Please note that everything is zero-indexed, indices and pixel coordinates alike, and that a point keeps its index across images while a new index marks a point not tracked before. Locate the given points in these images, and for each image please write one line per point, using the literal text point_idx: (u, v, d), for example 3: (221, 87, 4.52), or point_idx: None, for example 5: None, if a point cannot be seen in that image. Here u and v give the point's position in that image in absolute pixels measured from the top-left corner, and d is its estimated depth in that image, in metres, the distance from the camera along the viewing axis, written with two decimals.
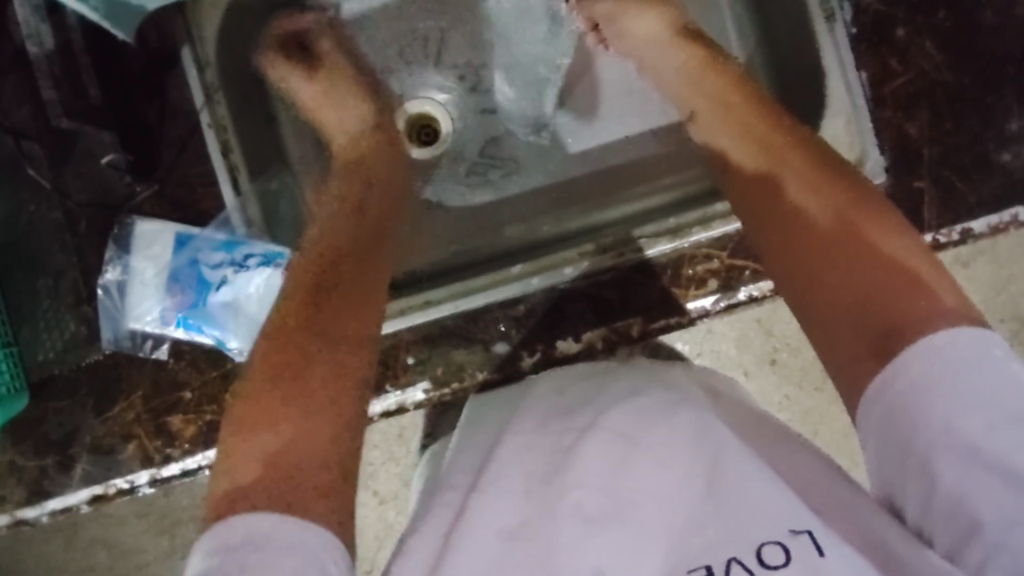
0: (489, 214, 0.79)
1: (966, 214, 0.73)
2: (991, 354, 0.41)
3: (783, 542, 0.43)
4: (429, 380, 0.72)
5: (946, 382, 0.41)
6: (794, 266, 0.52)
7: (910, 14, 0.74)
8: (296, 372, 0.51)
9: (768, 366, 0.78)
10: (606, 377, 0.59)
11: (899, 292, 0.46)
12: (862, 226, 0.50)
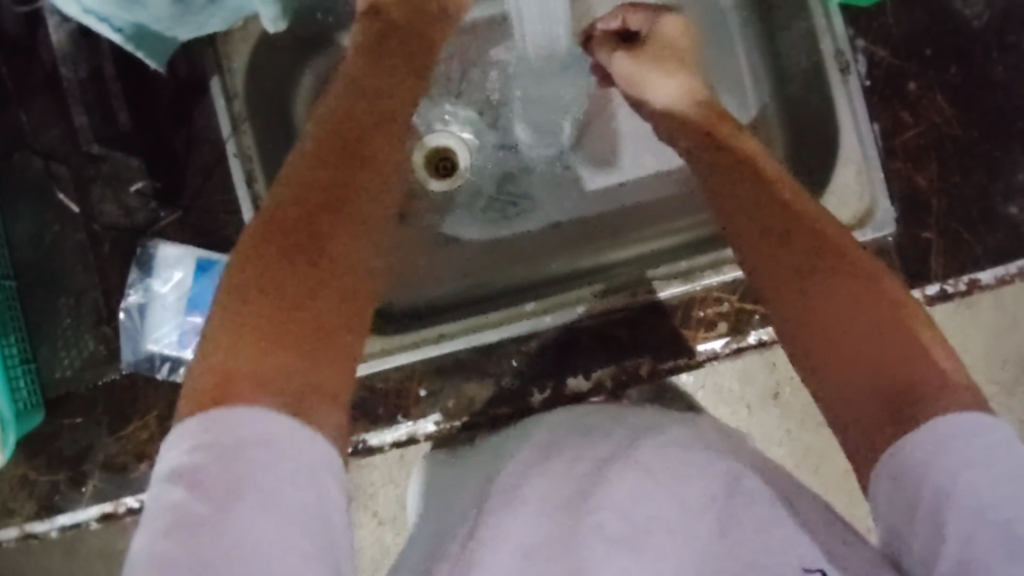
0: (503, 249, 0.81)
1: (973, 264, 0.75)
2: (989, 421, 0.44)
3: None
4: (440, 412, 0.73)
5: (949, 440, 0.43)
6: (813, 317, 0.54)
7: (922, 68, 0.76)
8: (264, 332, 0.48)
9: (772, 400, 0.78)
10: (618, 413, 0.62)
11: (919, 380, 0.48)
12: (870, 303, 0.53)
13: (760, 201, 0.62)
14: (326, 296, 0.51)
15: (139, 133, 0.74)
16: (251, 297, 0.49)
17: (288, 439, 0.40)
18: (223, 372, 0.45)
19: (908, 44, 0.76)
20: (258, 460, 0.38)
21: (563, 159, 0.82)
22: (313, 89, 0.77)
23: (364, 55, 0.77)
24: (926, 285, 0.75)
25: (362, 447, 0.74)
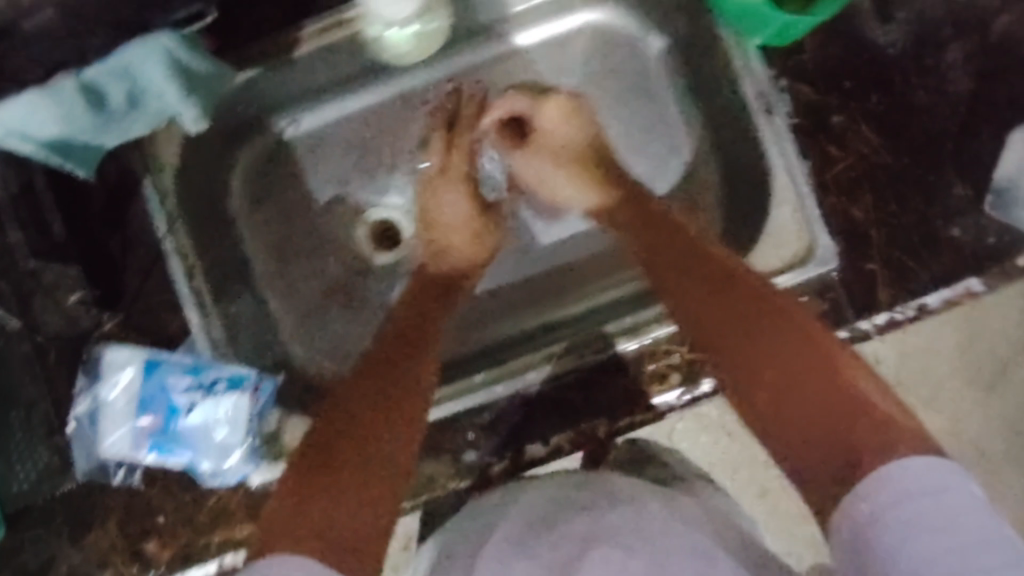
0: (450, 319, 0.83)
1: (920, 290, 0.75)
2: (949, 477, 0.46)
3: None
4: (403, 493, 0.73)
5: (906, 499, 0.45)
6: (752, 371, 0.58)
7: (844, 101, 0.77)
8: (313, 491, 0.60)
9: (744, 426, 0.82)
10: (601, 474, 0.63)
11: (873, 416, 0.51)
12: (796, 350, 0.57)
13: (701, 258, 0.66)
14: (349, 475, 0.61)
15: (75, 243, 0.73)
16: (314, 483, 0.60)
17: None
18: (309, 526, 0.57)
19: (828, 79, 0.77)
20: None
21: (515, 217, 0.86)
22: (252, 168, 0.82)
23: (298, 136, 0.83)
24: (875, 315, 0.74)
25: None
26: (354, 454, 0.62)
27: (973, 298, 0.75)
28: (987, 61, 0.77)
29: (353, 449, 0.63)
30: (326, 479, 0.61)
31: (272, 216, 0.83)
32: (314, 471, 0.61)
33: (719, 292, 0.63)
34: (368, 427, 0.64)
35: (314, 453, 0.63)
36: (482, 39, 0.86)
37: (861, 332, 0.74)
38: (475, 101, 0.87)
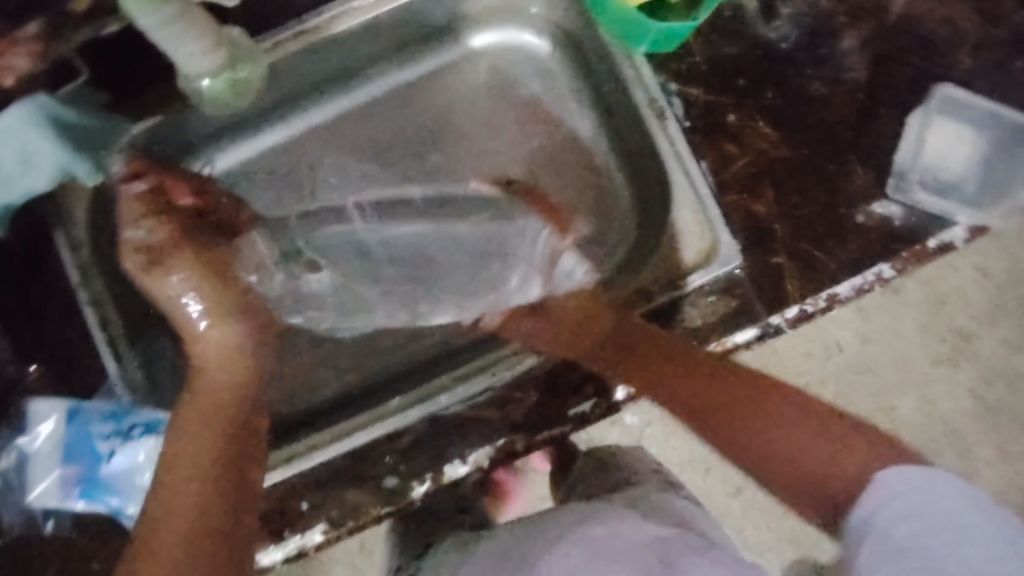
0: (367, 344, 0.83)
1: (830, 280, 0.73)
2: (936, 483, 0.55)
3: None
4: (326, 522, 0.73)
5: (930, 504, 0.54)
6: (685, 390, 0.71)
7: (738, 100, 0.77)
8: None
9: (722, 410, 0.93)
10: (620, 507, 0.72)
11: (836, 459, 0.63)
12: (756, 405, 0.69)
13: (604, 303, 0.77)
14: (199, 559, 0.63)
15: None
16: (162, 499, 0.64)
17: None
18: None
19: (719, 77, 0.77)
20: None
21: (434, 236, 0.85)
22: None
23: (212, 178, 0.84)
24: (787, 308, 0.73)
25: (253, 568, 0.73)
26: (210, 489, 0.66)
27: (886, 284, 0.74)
28: (875, 47, 0.79)
29: (189, 485, 0.65)
30: (159, 505, 0.64)
31: None
32: (158, 483, 0.65)
33: (686, 368, 0.71)
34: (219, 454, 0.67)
35: (168, 462, 0.66)
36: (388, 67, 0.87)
37: (774, 326, 0.73)
38: (390, 128, 0.88)
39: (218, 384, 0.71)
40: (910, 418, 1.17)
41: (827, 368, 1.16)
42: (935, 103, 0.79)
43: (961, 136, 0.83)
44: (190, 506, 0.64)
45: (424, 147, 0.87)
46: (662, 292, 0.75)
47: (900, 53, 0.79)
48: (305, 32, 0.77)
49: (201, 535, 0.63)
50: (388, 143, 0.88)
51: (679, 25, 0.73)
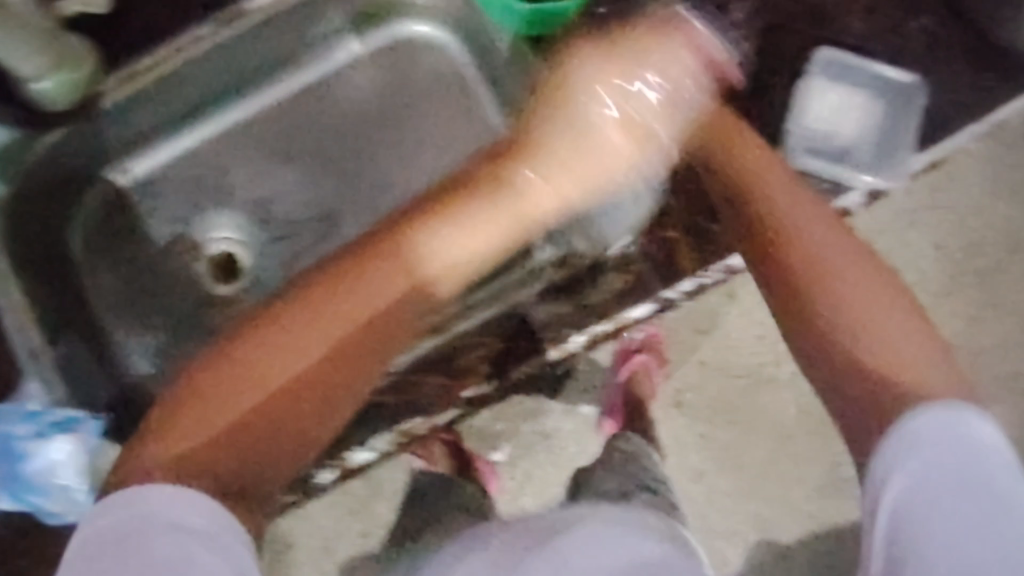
0: None
1: (719, 254, 0.78)
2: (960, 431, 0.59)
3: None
4: None
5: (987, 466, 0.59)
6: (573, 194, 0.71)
7: None
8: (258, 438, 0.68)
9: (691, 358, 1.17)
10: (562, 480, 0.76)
11: (911, 367, 0.64)
12: (895, 302, 0.68)
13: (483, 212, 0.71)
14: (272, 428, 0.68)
15: None
16: (193, 400, 0.67)
17: (171, 513, 0.61)
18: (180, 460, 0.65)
19: None
20: (164, 534, 0.59)
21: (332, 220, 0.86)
22: (93, 216, 0.83)
23: (133, 182, 0.84)
24: (679, 283, 0.79)
25: None
26: (295, 399, 0.68)
27: None
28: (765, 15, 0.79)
29: (257, 396, 0.68)
30: (253, 406, 0.67)
31: (112, 264, 0.84)
32: (187, 401, 0.68)
33: (790, 207, 0.72)
34: (296, 351, 0.69)
35: (264, 369, 0.68)
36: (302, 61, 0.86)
37: (665, 300, 0.80)
38: (296, 117, 0.87)
39: (348, 335, 0.69)
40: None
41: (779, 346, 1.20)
42: (814, 65, 0.79)
43: (851, 101, 0.82)
44: (243, 401, 0.67)
45: (342, 148, 0.87)
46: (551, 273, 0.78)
47: (791, 22, 0.79)
48: (201, 38, 0.77)
49: (291, 438, 0.69)
50: (298, 141, 0.87)
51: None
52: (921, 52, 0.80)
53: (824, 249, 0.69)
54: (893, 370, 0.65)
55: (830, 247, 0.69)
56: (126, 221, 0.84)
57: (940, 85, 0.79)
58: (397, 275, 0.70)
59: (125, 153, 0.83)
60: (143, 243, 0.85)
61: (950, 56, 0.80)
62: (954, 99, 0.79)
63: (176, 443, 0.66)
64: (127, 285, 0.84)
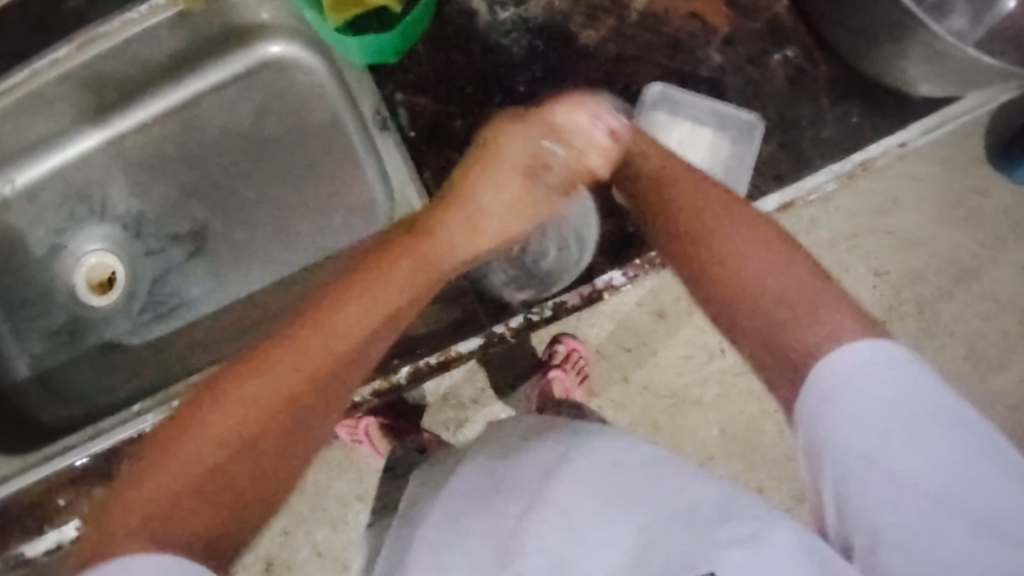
0: (160, 348, 0.87)
1: (557, 288, 0.78)
2: (879, 358, 0.48)
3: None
4: (79, 517, 0.81)
5: (871, 396, 0.47)
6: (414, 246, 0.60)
7: (467, 107, 0.79)
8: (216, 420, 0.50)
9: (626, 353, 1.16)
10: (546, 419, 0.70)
11: (845, 340, 0.50)
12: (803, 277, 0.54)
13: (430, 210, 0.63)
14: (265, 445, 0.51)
15: None
16: (168, 443, 0.50)
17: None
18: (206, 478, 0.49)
19: (447, 88, 0.79)
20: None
21: (202, 233, 0.88)
22: None
23: (16, 195, 0.88)
24: (509, 318, 0.77)
25: (19, 559, 0.81)
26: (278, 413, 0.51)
27: (614, 290, 0.78)
28: (619, 45, 0.80)
29: (238, 434, 0.50)
30: (215, 463, 0.49)
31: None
32: (183, 417, 0.51)
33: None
34: (317, 377, 0.52)
35: (234, 414, 0.50)
36: (181, 77, 0.88)
37: (498, 335, 0.78)
38: (175, 131, 0.89)
39: (297, 373, 0.52)
40: (793, 418, 1.17)
41: (707, 370, 1.17)
42: (647, 102, 0.79)
43: (694, 137, 0.81)
44: (205, 449, 0.49)
45: (213, 168, 0.88)
46: None
47: (644, 53, 0.80)
48: (60, 60, 0.79)
49: (211, 527, 0.49)
50: (169, 159, 0.89)
51: (373, 36, 0.74)
52: (781, 86, 0.80)
53: (772, 277, 0.54)
54: (808, 363, 0.50)
55: (736, 225, 0.57)
56: (4, 235, 0.88)
57: (799, 119, 0.80)
58: (468, 236, 0.63)
59: (10, 165, 0.87)
60: (25, 251, 0.88)
61: (810, 90, 0.80)
62: (815, 136, 0.80)
63: (159, 479, 0.48)
64: (8, 293, 0.87)
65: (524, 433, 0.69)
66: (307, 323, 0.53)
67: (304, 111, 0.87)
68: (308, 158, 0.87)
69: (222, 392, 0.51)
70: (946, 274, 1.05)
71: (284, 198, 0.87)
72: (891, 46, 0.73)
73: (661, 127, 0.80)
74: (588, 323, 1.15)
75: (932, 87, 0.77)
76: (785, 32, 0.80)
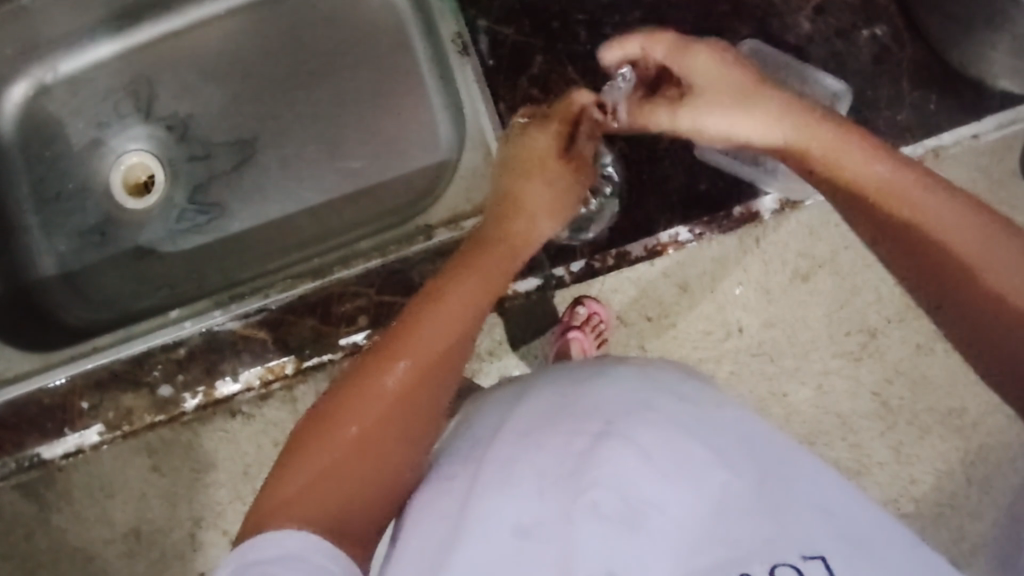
0: (196, 258, 0.83)
1: (621, 238, 0.77)
2: None
3: (796, 565, 0.44)
4: (103, 422, 0.79)
5: None
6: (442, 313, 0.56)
7: (549, 43, 0.77)
8: (331, 425, 0.50)
9: (646, 321, 1.05)
10: (593, 367, 0.63)
11: (982, 251, 0.47)
12: (975, 211, 0.49)
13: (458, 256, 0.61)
14: (390, 439, 0.51)
15: None
16: (303, 444, 0.50)
17: (292, 546, 0.44)
18: (301, 487, 0.47)
19: (532, 19, 0.77)
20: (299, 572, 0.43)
21: (248, 143, 0.84)
22: (20, 110, 0.85)
23: (58, 84, 0.85)
24: (570, 262, 0.77)
25: (37, 459, 0.80)
26: (390, 415, 0.52)
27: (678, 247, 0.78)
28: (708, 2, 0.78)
29: (377, 432, 0.51)
30: (338, 457, 0.49)
31: (30, 159, 0.85)
32: (311, 430, 0.50)
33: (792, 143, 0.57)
34: (399, 405, 0.52)
35: (382, 391, 0.52)
36: None
37: (556, 277, 0.79)
38: (229, 35, 0.86)
39: (398, 390, 0.52)
40: (803, 407, 1.05)
41: (723, 348, 1.05)
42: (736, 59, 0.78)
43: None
44: (331, 445, 0.49)
45: (268, 80, 0.85)
46: (445, 230, 0.73)
47: (732, 15, 0.79)
48: None
49: (365, 497, 0.49)
50: (225, 65, 0.85)
51: None
52: (866, 63, 0.78)
53: (875, 172, 0.52)
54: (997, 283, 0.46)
55: (862, 160, 0.53)
56: (46, 123, 0.85)
57: (878, 100, 0.78)
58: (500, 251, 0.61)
59: (58, 52, 0.85)
60: (64, 141, 0.85)
61: (894, 72, 0.78)
62: (891, 118, 0.78)
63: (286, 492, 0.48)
64: (44, 182, 0.85)
65: (581, 372, 0.62)
66: (394, 342, 0.54)
67: (369, 26, 0.84)
68: (371, 78, 0.84)
69: (335, 418, 0.51)
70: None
71: (341, 114, 0.84)
72: (986, 35, 0.71)
73: None
74: (612, 285, 1.04)
75: (1013, 83, 0.76)
76: (877, 10, 0.79)
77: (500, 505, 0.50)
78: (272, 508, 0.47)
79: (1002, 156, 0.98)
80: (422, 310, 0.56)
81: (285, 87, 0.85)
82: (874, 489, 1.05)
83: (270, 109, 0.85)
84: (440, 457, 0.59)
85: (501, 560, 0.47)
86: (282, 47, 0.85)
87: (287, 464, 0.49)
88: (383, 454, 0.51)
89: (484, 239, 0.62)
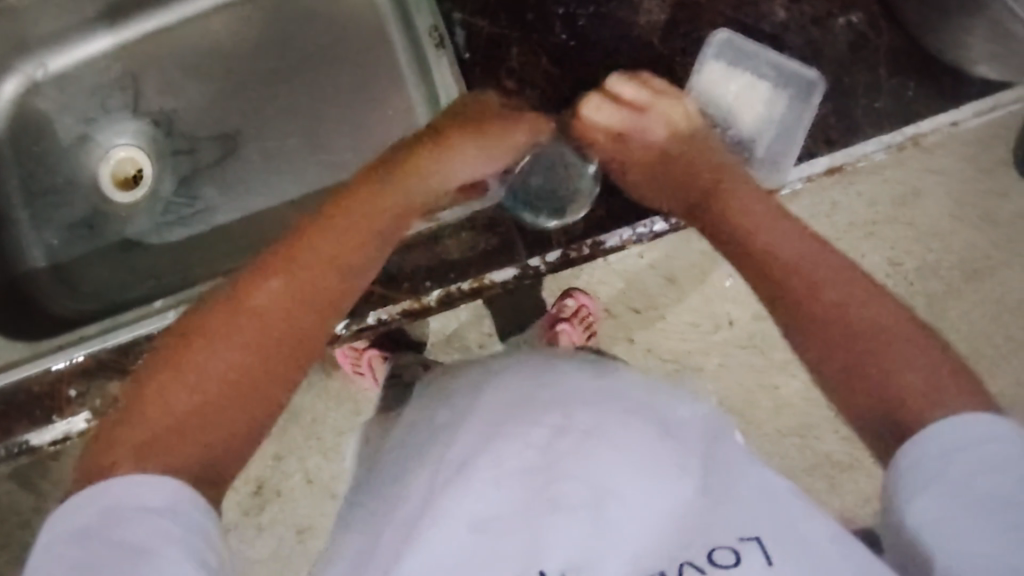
0: (182, 249, 0.85)
1: (597, 227, 0.76)
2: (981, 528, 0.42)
3: (732, 547, 0.45)
4: (89, 411, 0.77)
5: None
6: (325, 259, 0.57)
7: (524, 35, 0.78)
8: (200, 357, 0.51)
9: (635, 313, 1.05)
10: (555, 357, 0.65)
11: (904, 340, 0.50)
12: (885, 306, 0.52)
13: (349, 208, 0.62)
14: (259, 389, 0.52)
15: None
16: (170, 376, 0.50)
17: (156, 494, 0.44)
18: (162, 423, 0.48)
19: (507, 11, 0.78)
20: (157, 519, 0.43)
21: (232, 137, 0.86)
22: (8, 107, 0.86)
23: (46, 81, 0.87)
24: (546, 252, 0.76)
25: (23, 448, 0.77)
26: (261, 355, 0.52)
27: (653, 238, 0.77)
28: None
29: (246, 366, 0.51)
30: (202, 396, 0.50)
31: (18, 156, 0.86)
32: (177, 361, 0.51)
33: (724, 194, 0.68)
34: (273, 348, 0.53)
35: (261, 333, 0.52)
36: None
37: (533, 268, 0.76)
38: (212, 30, 0.87)
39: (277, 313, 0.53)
40: (793, 398, 1.06)
41: (711, 340, 1.05)
42: (711, 48, 0.79)
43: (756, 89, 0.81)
44: (198, 385, 0.50)
45: (251, 75, 0.86)
46: None
47: (707, 5, 0.79)
48: None
49: (231, 441, 0.50)
50: (208, 59, 0.87)
51: None
52: (842, 51, 0.79)
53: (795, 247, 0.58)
54: (895, 376, 0.49)
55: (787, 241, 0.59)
56: (33, 119, 0.87)
57: (855, 87, 0.78)
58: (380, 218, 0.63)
59: (46, 50, 0.86)
60: (52, 137, 0.87)
61: (870, 60, 0.78)
62: (869, 105, 0.78)
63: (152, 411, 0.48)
64: (32, 178, 0.86)
65: (539, 362, 0.62)
66: (280, 263, 0.56)
67: (350, 20, 0.86)
68: (352, 72, 0.85)
69: (203, 344, 0.51)
70: (957, 273, 1.02)
71: (321, 107, 0.85)
72: (961, 20, 0.71)
73: (723, 75, 0.79)
74: (599, 278, 1.04)
75: (990, 69, 0.76)
76: None
77: (462, 496, 0.49)
78: (129, 443, 0.47)
79: (990, 146, 0.99)
80: (307, 250, 0.57)
81: (269, 80, 0.86)
82: (864, 480, 1.06)
83: (254, 103, 0.86)
84: (401, 453, 0.60)
85: (458, 555, 0.47)
86: (266, 41, 0.86)
87: (152, 396, 0.50)
88: (252, 399, 0.51)
89: (372, 198, 0.64)
